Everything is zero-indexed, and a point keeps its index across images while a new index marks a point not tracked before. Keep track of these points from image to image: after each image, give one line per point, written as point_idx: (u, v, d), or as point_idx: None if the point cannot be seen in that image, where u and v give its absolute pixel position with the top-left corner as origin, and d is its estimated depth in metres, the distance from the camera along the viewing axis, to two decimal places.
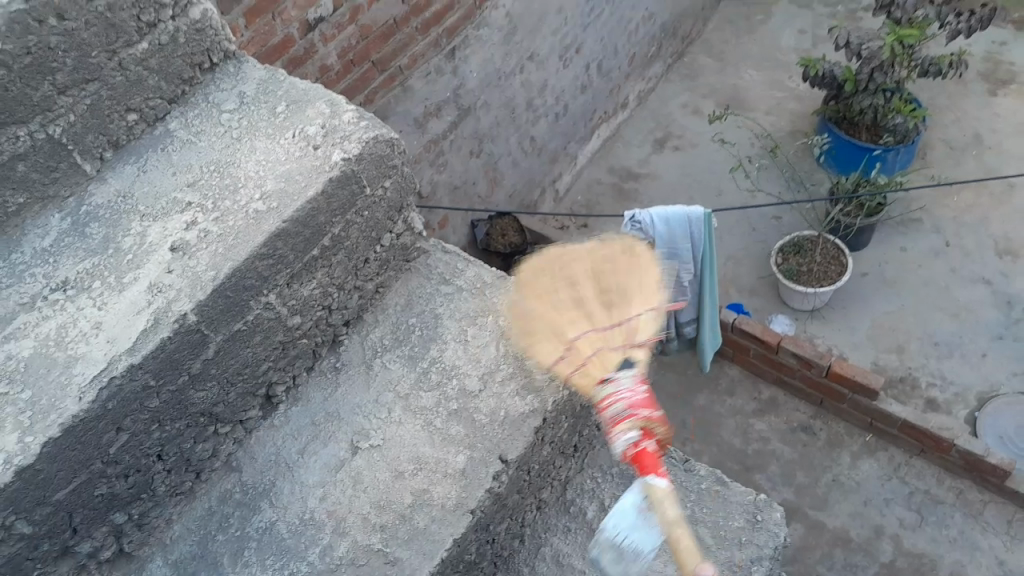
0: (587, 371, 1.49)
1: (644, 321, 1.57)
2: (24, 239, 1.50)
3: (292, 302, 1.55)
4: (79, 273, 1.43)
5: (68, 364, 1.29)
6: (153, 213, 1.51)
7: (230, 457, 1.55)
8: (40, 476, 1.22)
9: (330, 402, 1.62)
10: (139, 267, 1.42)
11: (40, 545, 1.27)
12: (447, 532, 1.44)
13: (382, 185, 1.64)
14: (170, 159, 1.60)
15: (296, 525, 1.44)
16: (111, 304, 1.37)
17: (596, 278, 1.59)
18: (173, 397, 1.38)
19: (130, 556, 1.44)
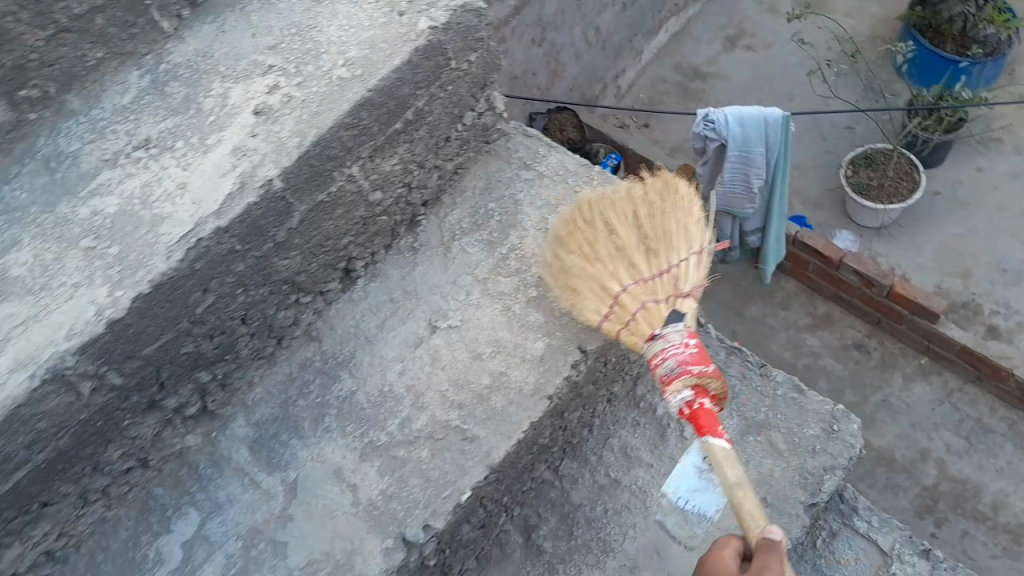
0: (633, 332, 1.43)
1: (690, 263, 1.48)
2: (104, 95, 1.45)
3: (374, 176, 1.49)
4: (162, 132, 1.38)
5: (155, 223, 1.28)
6: (233, 74, 1.43)
7: (310, 327, 1.56)
8: (130, 330, 1.24)
9: (407, 281, 1.59)
10: (221, 129, 1.36)
11: (130, 397, 1.33)
12: (524, 414, 1.43)
13: (469, 59, 1.53)
14: (250, 20, 1.51)
15: (375, 395, 1.48)
16: (195, 164, 1.33)
17: (638, 220, 1.50)
18: (257, 264, 1.37)
19: (212, 415, 1.49)
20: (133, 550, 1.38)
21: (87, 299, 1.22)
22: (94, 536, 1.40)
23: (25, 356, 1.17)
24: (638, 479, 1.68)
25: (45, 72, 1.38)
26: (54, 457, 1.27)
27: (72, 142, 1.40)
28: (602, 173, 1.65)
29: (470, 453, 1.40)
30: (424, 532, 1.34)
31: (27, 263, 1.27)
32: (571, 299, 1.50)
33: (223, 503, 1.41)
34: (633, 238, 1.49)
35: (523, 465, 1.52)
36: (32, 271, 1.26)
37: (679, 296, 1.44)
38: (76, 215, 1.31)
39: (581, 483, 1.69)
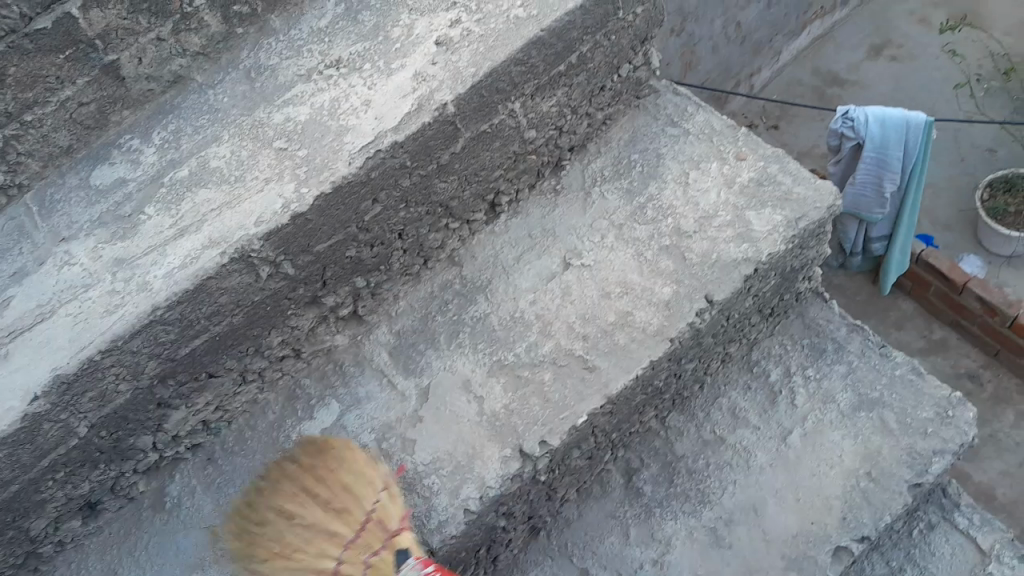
0: (397, 515, 1.37)
1: (449, 417, 1.48)
2: (302, 18, 1.61)
3: (532, 115, 1.60)
4: (351, 54, 1.53)
5: (340, 132, 1.42)
6: (420, 8, 1.56)
7: (454, 253, 1.68)
8: (309, 226, 1.38)
9: (547, 220, 1.69)
10: (406, 56, 1.49)
11: (297, 288, 1.46)
12: (646, 353, 1.50)
13: (635, 12, 1.61)
14: None
15: (507, 320, 1.57)
16: (381, 85, 1.47)
17: (417, 418, 1.47)
18: (420, 183, 1.50)
19: (360, 320, 1.62)
20: (278, 430, 1.52)
21: (273, 195, 1.37)
22: (247, 416, 1.55)
23: (218, 236, 1.33)
24: (743, 439, 1.72)
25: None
26: (225, 333, 1.41)
27: (270, 58, 1.57)
28: (747, 137, 1.70)
29: (590, 381, 1.49)
30: (540, 446, 1.43)
31: (225, 156, 1.44)
32: (339, 486, 1.39)
33: (362, 399, 1.52)
34: (424, 419, 1.47)
35: (637, 404, 1.60)
36: (230, 163, 1.43)
37: (394, 536, 1.35)
38: (270, 120, 1.47)
39: (686, 436, 1.75)
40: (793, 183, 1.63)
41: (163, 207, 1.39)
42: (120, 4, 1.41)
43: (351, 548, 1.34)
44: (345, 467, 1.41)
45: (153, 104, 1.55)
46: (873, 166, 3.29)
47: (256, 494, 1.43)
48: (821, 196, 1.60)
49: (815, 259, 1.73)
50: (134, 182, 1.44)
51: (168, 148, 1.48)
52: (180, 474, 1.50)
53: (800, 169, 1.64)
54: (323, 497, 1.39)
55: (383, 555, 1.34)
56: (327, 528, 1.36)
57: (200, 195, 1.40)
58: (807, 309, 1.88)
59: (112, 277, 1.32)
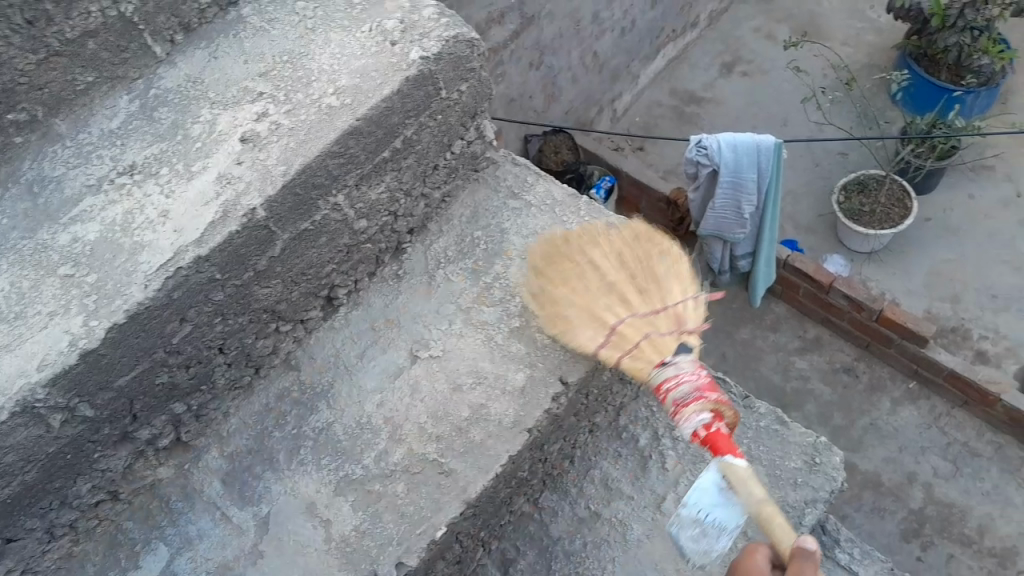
0: (637, 358, 1.42)
1: (687, 305, 1.48)
2: (93, 118, 1.46)
3: (359, 205, 1.50)
4: (145, 159, 1.39)
5: (134, 251, 1.27)
6: (223, 101, 1.45)
7: (288, 356, 1.54)
8: (104, 361, 1.21)
9: (390, 309, 1.58)
10: (208, 156, 1.37)
11: (101, 429, 1.28)
12: (503, 447, 1.42)
13: (459, 89, 1.55)
14: (241, 47, 1.53)
15: (353, 427, 1.45)
16: (179, 192, 1.33)
17: (622, 265, 1.52)
18: (237, 292, 1.36)
19: (186, 446, 1.45)
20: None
21: (55, 330, 1.20)
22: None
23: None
24: (619, 511, 1.66)
25: (33, 96, 1.39)
26: (15, 494, 1.22)
27: (55, 168, 1.40)
28: (588, 207, 1.65)
29: (446, 487, 1.38)
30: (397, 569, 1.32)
31: (3, 288, 1.26)
32: (651, 279, 1.50)
33: (194, 538, 1.36)
34: (624, 279, 1.50)
35: (501, 500, 1.51)
36: (8, 297, 1.25)
37: (688, 331, 1.44)
38: (55, 242, 1.30)
39: (559, 516, 1.67)
40: None
41: None
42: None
43: (635, 320, 1.46)
44: (597, 252, 1.52)
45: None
46: (730, 189, 3.38)
47: (578, 238, 1.55)
48: None
49: None
50: None
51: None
52: None
53: None
54: (635, 277, 1.51)
55: (649, 343, 1.43)
56: (622, 298, 1.49)
57: None
58: None
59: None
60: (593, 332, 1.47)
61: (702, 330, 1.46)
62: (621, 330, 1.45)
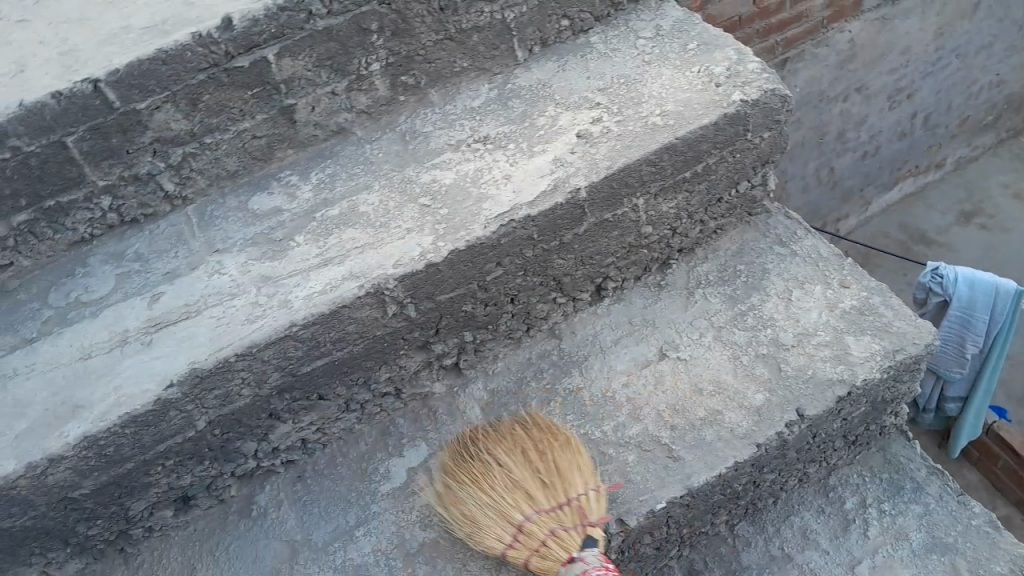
0: (541, 558, 1.38)
1: (590, 497, 1.43)
2: (458, 96, 1.78)
3: (651, 213, 1.71)
4: (499, 134, 1.68)
5: (479, 199, 1.55)
6: (565, 104, 1.72)
7: (554, 327, 1.76)
8: (437, 275, 1.48)
9: (648, 310, 1.76)
10: (547, 143, 1.64)
11: (415, 331, 1.56)
12: (730, 453, 1.52)
13: (761, 135, 1.73)
14: (586, 66, 1.80)
15: (598, 397, 1.62)
16: (522, 164, 1.61)
17: (532, 461, 1.46)
18: (540, 255, 1.61)
19: (459, 373, 1.70)
20: (367, 462, 1.58)
21: (409, 241, 1.49)
22: (340, 444, 1.62)
23: (358, 271, 1.45)
24: (812, 560, 1.70)
25: (423, 66, 1.74)
26: (341, 360, 1.50)
27: (426, 126, 1.73)
28: (851, 267, 1.77)
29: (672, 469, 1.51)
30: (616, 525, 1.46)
31: (374, 203, 1.58)
32: (554, 472, 1.44)
33: None
34: (529, 477, 1.44)
35: (712, 504, 1.59)
36: (378, 211, 1.56)
37: (590, 525, 1.40)
38: (419, 179, 1.61)
39: (752, 547, 1.75)
40: (894, 317, 1.67)
41: (313, 237, 1.52)
42: (310, 58, 1.60)
43: (542, 517, 1.40)
44: (563, 454, 1.46)
45: (312, 148, 1.72)
46: (957, 325, 3.26)
47: (517, 433, 1.52)
48: (921, 333, 1.64)
49: (904, 397, 1.76)
50: (289, 212, 1.58)
51: (321, 187, 1.63)
52: (269, 486, 1.57)
53: (903, 305, 1.69)
54: (539, 470, 1.45)
55: (574, 535, 1.39)
56: (526, 495, 1.43)
57: (347, 233, 1.52)
58: (890, 444, 1.87)
59: (255, 291, 1.44)
60: (500, 532, 1.40)
61: (603, 524, 1.41)
62: (525, 530, 1.40)
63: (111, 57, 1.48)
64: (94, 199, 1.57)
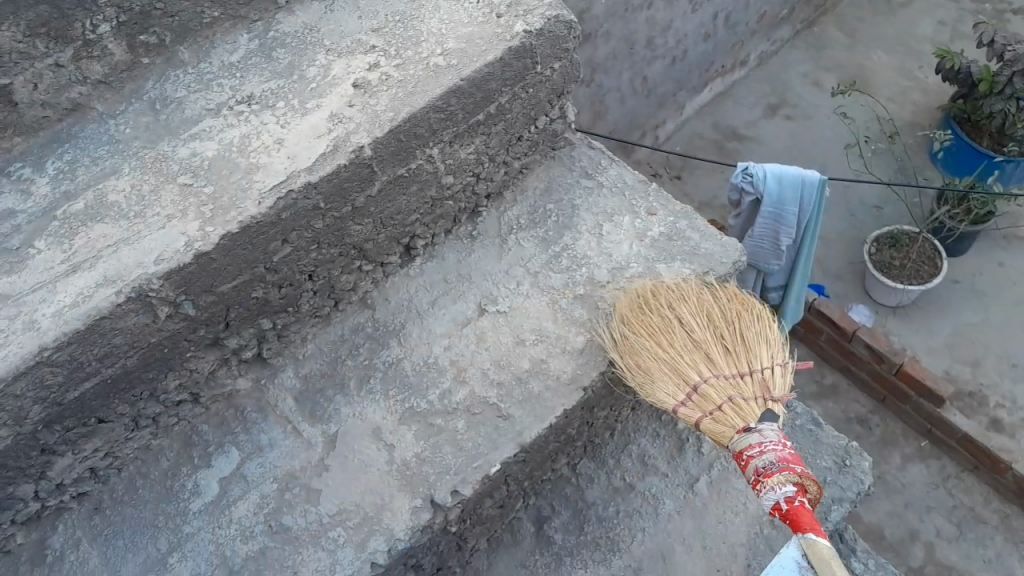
0: (717, 420, 1.44)
1: (775, 373, 1.51)
2: (213, 50, 1.57)
3: (450, 161, 1.58)
4: (265, 92, 1.49)
5: (249, 170, 1.37)
6: (337, 49, 1.55)
7: (366, 296, 1.63)
8: (212, 265, 1.31)
9: (463, 264, 1.67)
10: (322, 96, 1.47)
11: (198, 329, 1.38)
12: (559, 401, 1.47)
13: (551, 66, 1.62)
14: (356, 4, 1.63)
15: (420, 365, 1.54)
16: (293, 124, 1.43)
17: (712, 320, 1.53)
18: (333, 224, 1.46)
19: (264, 363, 1.55)
20: (171, 479, 1.42)
21: (174, 228, 1.31)
22: (138, 465, 1.44)
23: (114, 274, 1.26)
24: (652, 486, 1.72)
25: (165, 21, 1.50)
26: (116, 376, 1.31)
27: (182, 91, 1.51)
28: (657, 193, 1.74)
29: (502, 430, 1.45)
30: (450, 497, 1.38)
31: (124, 187, 1.37)
32: (740, 342, 1.53)
33: (265, 446, 1.45)
34: (712, 339, 1.53)
35: (549, 453, 1.56)
36: (130, 198, 1.36)
37: (773, 399, 1.45)
38: (176, 154, 1.41)
39: (597, 483, 1.73)
40: (701, 239, 1.66)
41: (55, 241, 1.31)
42: (14, 25, 1.33)
43: (717, 381, 1.48)
44: (698, 326, 1.52)
45: (44, 132, 1.46)
46: (770, 220, 3.40)
47: (668, 291, 1.55)
48: (727, 251, 1.65)
49: None
50: (24, 214, 1.35)
51: (62, 175, 1.40)
52: (63, 525, 1.38)
53: (705, 227, 1.69)
54: (723, 338, 1.53)
55: (750, 403, 1.44)
56: (704, 356, 1.52)
57: (95, 230, 1.32)
58: None
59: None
60: (671, 389, 1.48)
61: (786, 399, 1.48)
62: (701, 391, 1.47)
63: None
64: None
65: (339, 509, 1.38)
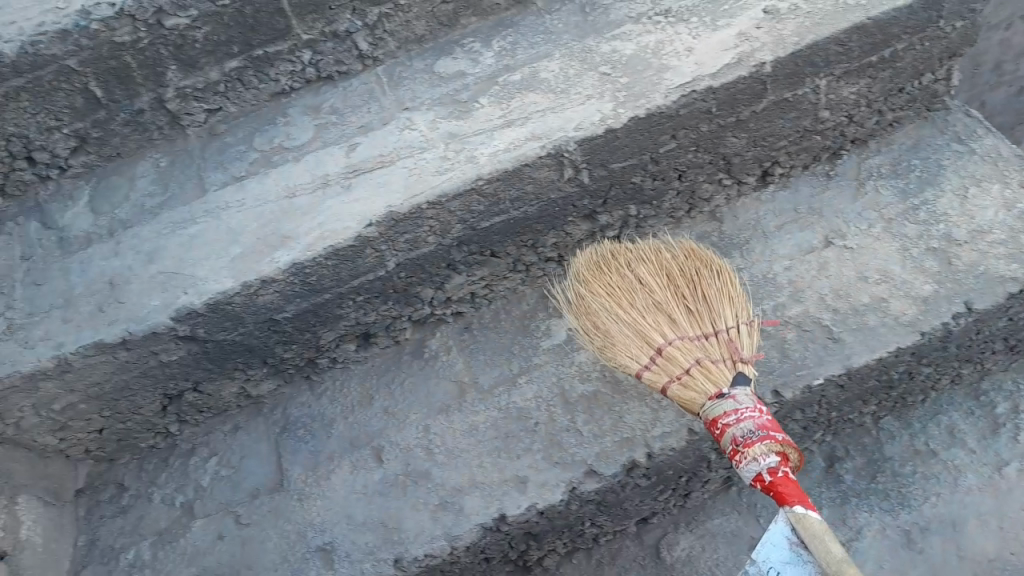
0: (687, 386, 1.41)
1: (739, 331, 1.48)
2: None
3: (832, 97, 1.65)
4: (681, 8, 1.64)
5: (660, 69, 1.55)
6: None
7: (715, 211, 1.74)
8: (615, 142, 1.53)
9: (816, 200, 1.72)
10: (733, 16, 1.60)
11: (583, 200, 1.61)
12: (892, 338, 1.53)
13: (953, 24, 1.65)
14: None
15: (758, 278, 1.64)
16: (705, 37, 1.58)
17: (671, 277, 1.54)
18: (715, 131, 1.60)
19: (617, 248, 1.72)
20: (530, 318, 1.67)
21: (591, 103, 1.54)
22: (506, 301, 1.71)
23: (542, 133, 1.52)
24: (956, 458, 1.70)
25: None
26: (518, 219, 1.58)
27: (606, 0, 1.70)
28: None
29: (832, 349, 1.53)
30: (772, 394, 1.50)
31: (554, 71, 1.60)
32: (701, 298, 1.51)
33: None
34: (670, 297, 1.51)
35: (865, 390, 1.61)
36: (558, 77, 1.59)
37: (742, 360, 1.43)
38: (599, 49, 1.61)
39: (897, 440, 1.73)
40: None
41: (496, 100, 1.59)
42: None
43: (684, 342, 1.46)
44: (710, 284, 1.53)
45: (495, 18, 1.72)
46: None
47: (627, 253, 1.59)
48: None
49: None
50: (473, 76, 1.63)
51: (506, 57, 1.64)
52: (439, 333, 1.69)
53: None
54: (684, 295, 1.52)
55: (720, 366, 1.42)
56: (669, 318, 1.50)
57: (528, 98, 1.57)
58: None
59: (445, 146, 1.54)
60: (638, 356, 1.47)
61: (754, 359, 1.46)
62: (667, 353, 1.45)
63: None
64: (297, 52, 1.64)
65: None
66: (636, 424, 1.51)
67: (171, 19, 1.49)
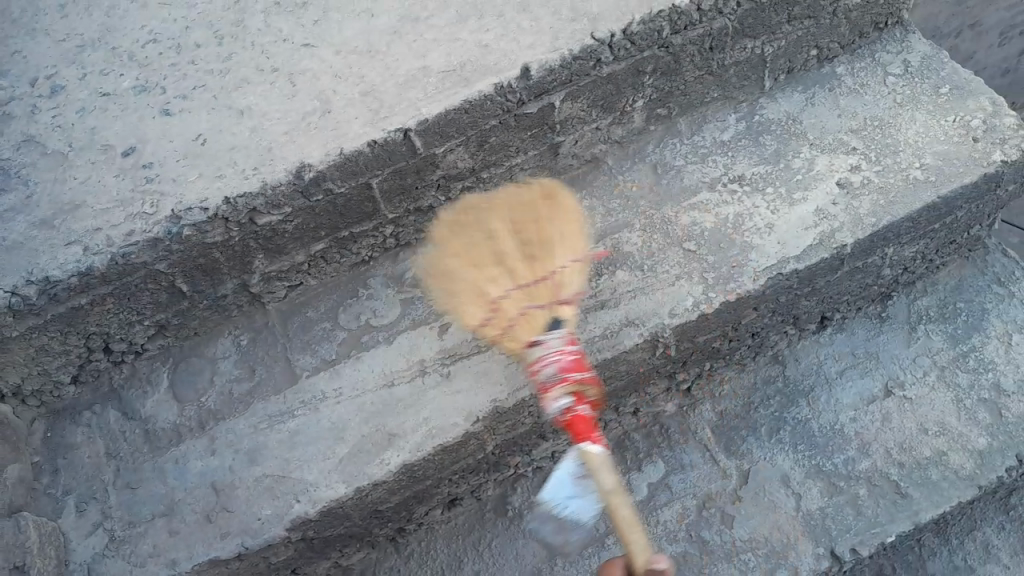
0: (513, 331, 1.66)
1: (566, 271, 1.72)
2: (821, 76, 2.03)
3: (981, 212, 2.00)
4: (891, 116, 1.95)
5: (893, 170, 1.88)
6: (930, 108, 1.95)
7: (914, 305, 2.10)
8: (863, 248, 1.85)
9: (972, 302, 2.08)
10: (917, 133, 1.91)
11: (813, 302, 1.97)
12: None
13: None
14: (925, 72, 2.01)
15: (968, 376, 1.98)
16: (926, 141, 1.90)
17: (505, 250, 1.72)
18: (919, 247, 1.99)
19: (820, 326, 2.09)
20: (752, 410, 2.01)
21: (840, 182, 1.87)
22: (718, 385, 2.06)
23: (797, 232, 1.82)
24: None
25: (807, 41, 1.98)
26: (755, 321, 1.93)
27: (848, 78, 2.02)
28: None
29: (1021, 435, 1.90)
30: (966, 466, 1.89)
31: (806, 156, 1.92)
32: (535, 254, 1.71)
33: (832, 403, 1.99)
34: (510, 251, 1.71)
35: None
36: (803, 168, 1.90)
37: (563, 302, 1.67)
38: (830, 147, 1.92)
39: None
40: None
41: (734, 189, 1.89)
42: (735, 21, 1.84)
43: (514, 294, 1.67)
44: (553, 226, 1.77)
45: (698, 112, 2.01)
46: None
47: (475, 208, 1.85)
48: None
49: None
50: (705, 165, 1.94)
51: (750, 136, 1.97)
52: (656, 418, 2.04)
53: None
54: (527, 254, 1.71)
55: (542, 311, 1.66)
56: (507, 272, 1.70)
57: (766, 191, 1.88)
58: None
59: (692, 248, 1.83)
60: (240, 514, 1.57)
61: (575, 297, 1.70)
62: (501, 306, 1.68)
63: (626, 16, 1.74)
64: (529, 152, 1.86)
65: (871, 468, 1.91)
66: (867, 516, 1.86)
67: (429, 147, 1.71)
